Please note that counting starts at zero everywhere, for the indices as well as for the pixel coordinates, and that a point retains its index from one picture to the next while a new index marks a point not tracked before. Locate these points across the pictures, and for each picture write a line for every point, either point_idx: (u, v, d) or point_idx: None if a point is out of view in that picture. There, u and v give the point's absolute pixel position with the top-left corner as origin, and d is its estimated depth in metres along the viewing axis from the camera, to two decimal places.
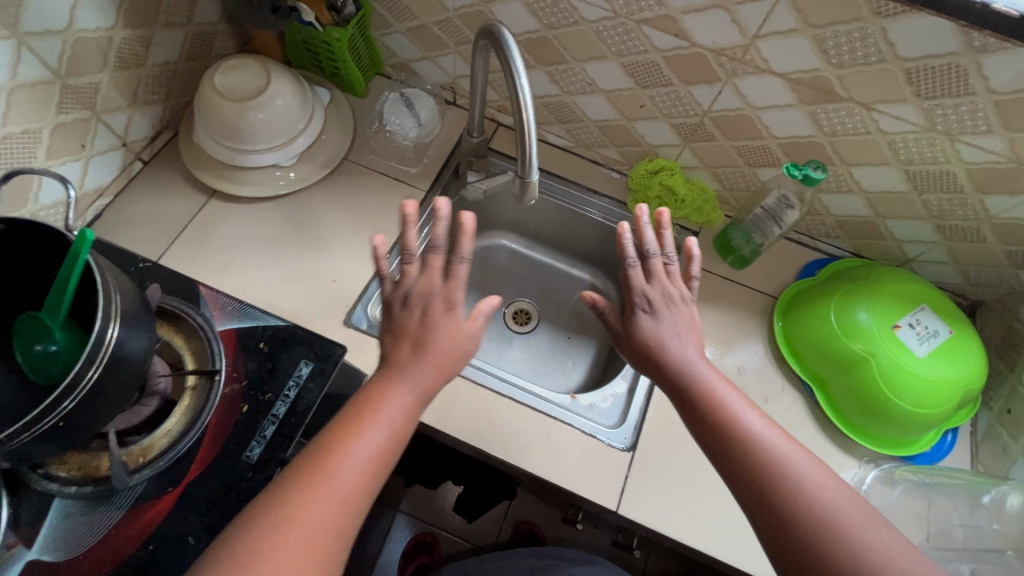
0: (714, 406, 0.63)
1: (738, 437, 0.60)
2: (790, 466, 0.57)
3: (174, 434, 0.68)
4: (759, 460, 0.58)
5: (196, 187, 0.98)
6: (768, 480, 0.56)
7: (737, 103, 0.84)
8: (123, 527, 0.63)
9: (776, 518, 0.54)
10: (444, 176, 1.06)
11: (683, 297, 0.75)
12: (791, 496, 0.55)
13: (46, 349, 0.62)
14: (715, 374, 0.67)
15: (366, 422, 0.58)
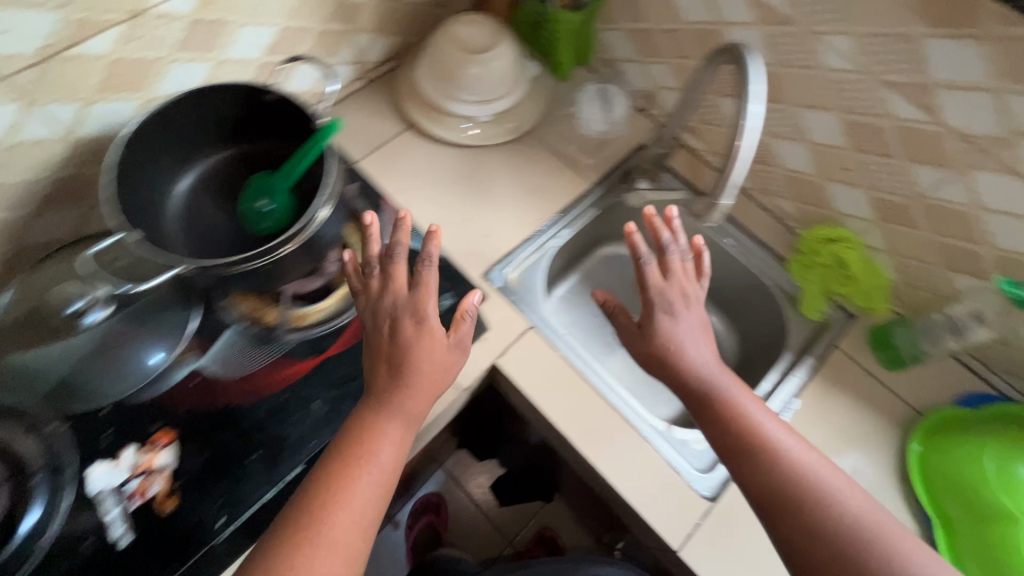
0: (744, 428, 0.67)
1: (767, 455, 0.64)
2: (818, 480, 0.62)
3: (328, 312, 0.78)
4: (788, 475, 0.62)
5: (398, 115, 1.08)
6: (801, 495, 0.61)
7: (962, 197, 0.77)
8: (269, 371, 0.73)
9: (811, 532, 0.59)
10: (611, 176, 1.07)
11: (697, 301, 0.78)
12: (825, 509, 0.60)
13: (265, 207, 0.73)
14: (741, 391, 0.71)
15: (354, 470, 0.60)
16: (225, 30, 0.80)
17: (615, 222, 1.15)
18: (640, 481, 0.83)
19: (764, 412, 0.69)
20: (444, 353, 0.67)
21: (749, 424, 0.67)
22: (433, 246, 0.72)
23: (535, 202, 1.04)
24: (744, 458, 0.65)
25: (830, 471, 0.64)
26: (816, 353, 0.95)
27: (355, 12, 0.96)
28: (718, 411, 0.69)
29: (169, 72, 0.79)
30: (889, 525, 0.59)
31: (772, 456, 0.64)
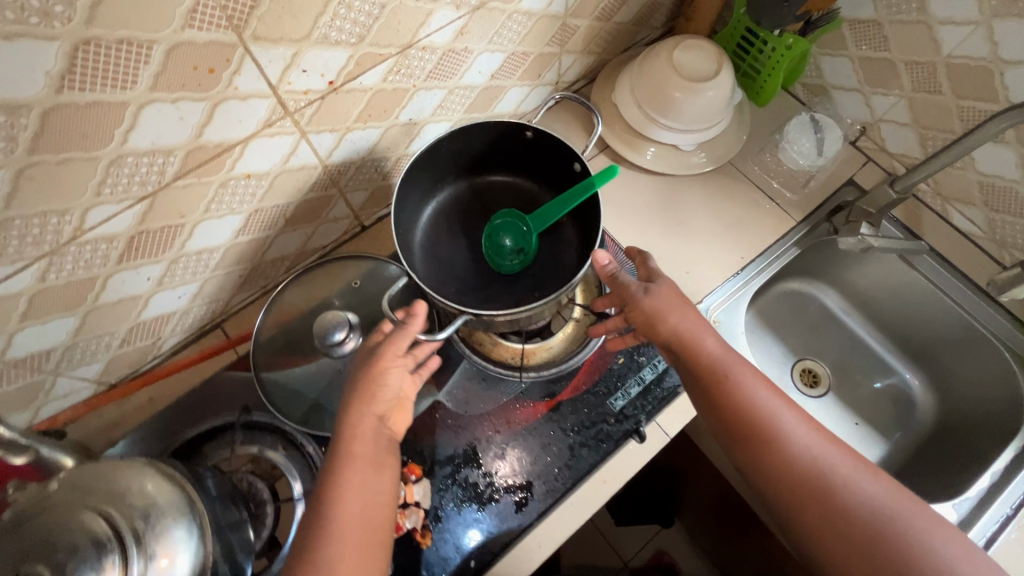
0: (763, 424, 0.66)
1: (783, 447, 0.64)
2: (834, 471, 0.63)
3: (558, 354, 0.80)
4: (808, 470, 0.63)
5: (590, 138, 1.05)
6: (818, 490, 0.62)
7: None
8: (508, 410, 0.76)
9: (834, 528, 0.60)
10: (821, 211, 1.00)
11: (672, 284, 0.74)
12: (844, 503, 0.61)
13: (507, 242, 0.80)
14: (749, 374, 0.69)
15: (362, 446, 0.63)
16: (468, 58, 0.79)
17: (809, 258, 1.07)
18: None
19: (777, 397, 0.68)
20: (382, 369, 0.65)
21: (764, 415, 0.66)
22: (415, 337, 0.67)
23: (736, 238, 0.98)
24: (757, 451, 0.66)
25: (850, 461, 0.64)
26: None
27: (571, 34, 0.93)
28: (734, 403, 0.67)
29: (413, 100, 0.79)
30: (916, 517, 0.59)
31: (782, 432, 0.65)
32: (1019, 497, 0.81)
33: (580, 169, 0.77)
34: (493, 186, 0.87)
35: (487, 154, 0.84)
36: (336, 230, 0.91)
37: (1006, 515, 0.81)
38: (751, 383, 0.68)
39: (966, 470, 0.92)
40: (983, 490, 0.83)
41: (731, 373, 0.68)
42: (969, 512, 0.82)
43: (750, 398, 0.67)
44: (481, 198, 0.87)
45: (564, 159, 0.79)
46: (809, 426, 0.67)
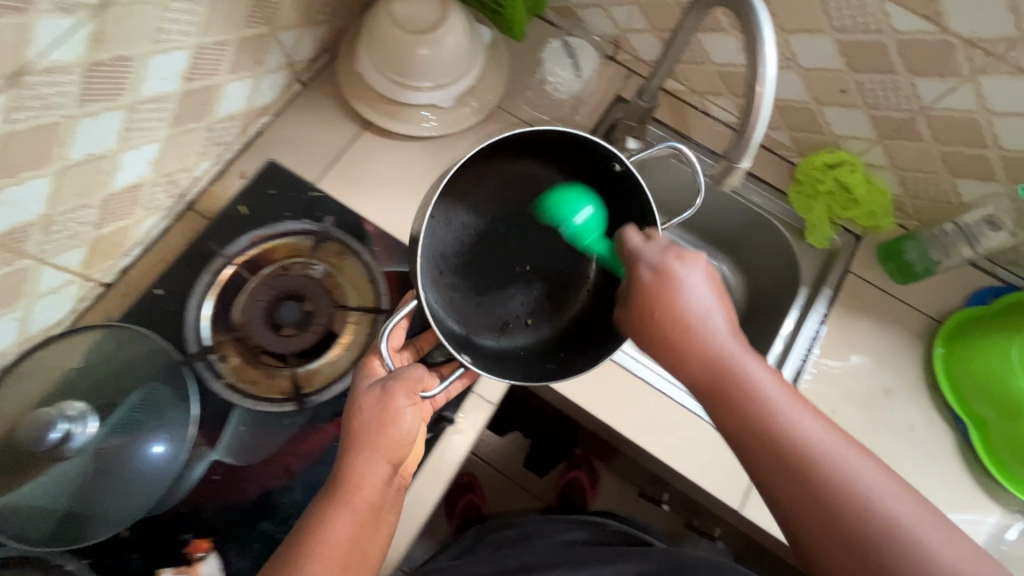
0: (750, 407, 0.57)
1: (775, 428, 0.56)
2: (838, 463, 0.54)
3: (340, 365, 0.72)
4: (800, 462, 0.54)
5: (349, 117, 0.97)
6: (798, 471, 0.54)
7: (970, 104, 0.73)
8: (294, 446, 0.67)
9: (813, 505, 0.54)
10: (596, 136, 0.99)
11: (671, 278, 0.61)
12: (828, 487, 0.53)
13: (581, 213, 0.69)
14: (744, 356, 0.59)
15: (356, 492, 0.60)
16: (132, 68, 0.66)
17: None
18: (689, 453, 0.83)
19: (769, 376, 0.59)
20: (374, 403, 0.62)
21: (761, 398, 0.57)
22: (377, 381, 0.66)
23: None
24: (737, 425, 0.57)
25: (849, 450, 0.55)
26: (832, 283, 0.94)
27: (274, 9, 0.82)
28: (720, 378, 0.58)
29: (79, 133, 0.65)
30: (909, 510, 0.53)
31: (771, 418, 0.56)
32: (804, 352, 0.90)
33: (620, 171, 0.68)
34: (513, 178, 0.75)
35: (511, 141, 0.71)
36: (66, 299, 0.78)
37: (798, 369, 0.89)
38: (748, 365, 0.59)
39: (764, 337, 1.01)
40: (778, 355, 0.93)
41: (726, 354, 0.59)
42: None
43: (744, 376, 0.58)
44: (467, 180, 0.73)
45: (602, 159, 0.68)
46: (807, 407, 0.58)
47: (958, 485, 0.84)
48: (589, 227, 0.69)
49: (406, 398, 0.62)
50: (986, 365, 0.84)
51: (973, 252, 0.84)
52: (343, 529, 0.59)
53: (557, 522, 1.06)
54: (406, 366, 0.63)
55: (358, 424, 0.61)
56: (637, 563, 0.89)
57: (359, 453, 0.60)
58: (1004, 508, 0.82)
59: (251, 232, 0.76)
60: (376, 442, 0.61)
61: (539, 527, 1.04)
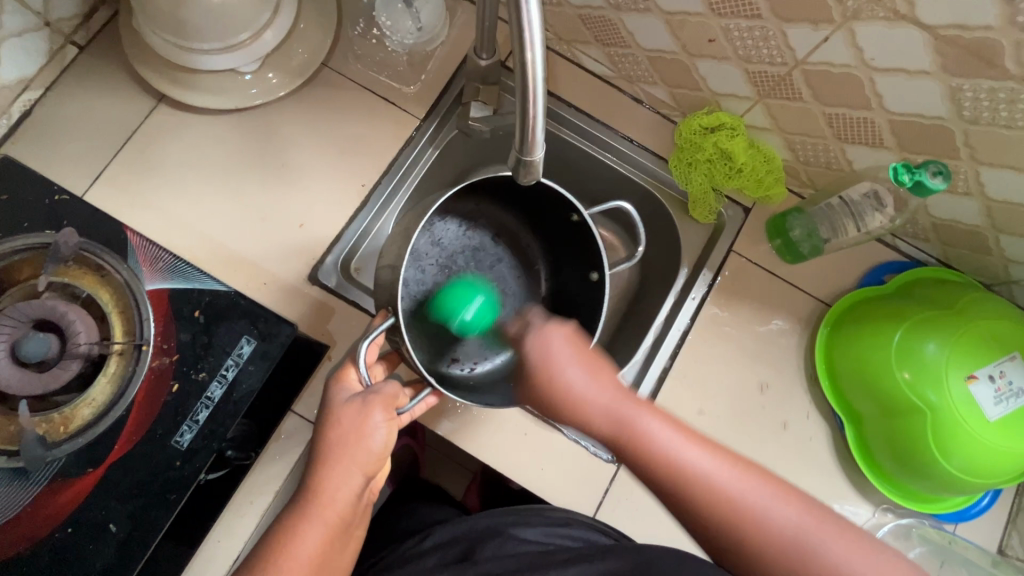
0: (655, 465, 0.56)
1: (697, 497, 0.54)
2: (741, 500, 0.53)
3: (98, 405, 0.61)
4: (709, 509, 0.53)
5: (140, 86, 0.79)
6: (734, 533, 0.53)
7: (847, 57, 0.59)
8: (40, 505, 0.58)
9: (753, 569, 0.53)
10: (444, 101, 0.84)
11: (560, 353, 0.64)
12: (767, 548, 0.52)
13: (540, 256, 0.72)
14: (640, 414, 0.58)
15: (317, 507, 0.57)
16: None
17: (463, 156, 0.88)
18: (539, 465, 0.77)
19: (666, 428, 0.57)
20: (350, 419, 0.59)
21: (669, 461, 0.55)
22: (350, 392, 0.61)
23: (351, 164, 0.81)
24: (671, 499, 0.55)
25: (758, 484, 0.54)
26: (712, 265, 0.83)
27: None
28: (630, 457, 0.57)
29: None
30: (825, 539, 0.52)
31: (677, 475, 0.54)
32: (675, 344, 0.81)
33: (577, 221, 0.72)
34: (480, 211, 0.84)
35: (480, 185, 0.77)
36: None
37: (666, 366, 0.81)
38: (648, 424, 0.58)
39: (640, 324, 0.90)
40: (648, 347, 0.84)
41: (625, 421, 0.58)
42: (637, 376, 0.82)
43: (648, 443, 0.56)
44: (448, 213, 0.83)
45: (560, 209, 0.73)
46: (725, 455, 0.56)
47: (831, 484, 0.77)
48: (476, 320, 0.82)
49: (383, 415, 0.60)
50: (866, 357, 0.74)
51: (857, 232, 0.74)
52: (313, 540, 0.56)
53: (517, 510, 0.77)
54: (377, 387, 0.61)
55: (336, 438, 0.58)
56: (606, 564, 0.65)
57: (333, 467, 0.58)
58: (875, 507, 0.76)
59: None
60: (346, 454, 0.58)
61: (497, 518, 0.77)
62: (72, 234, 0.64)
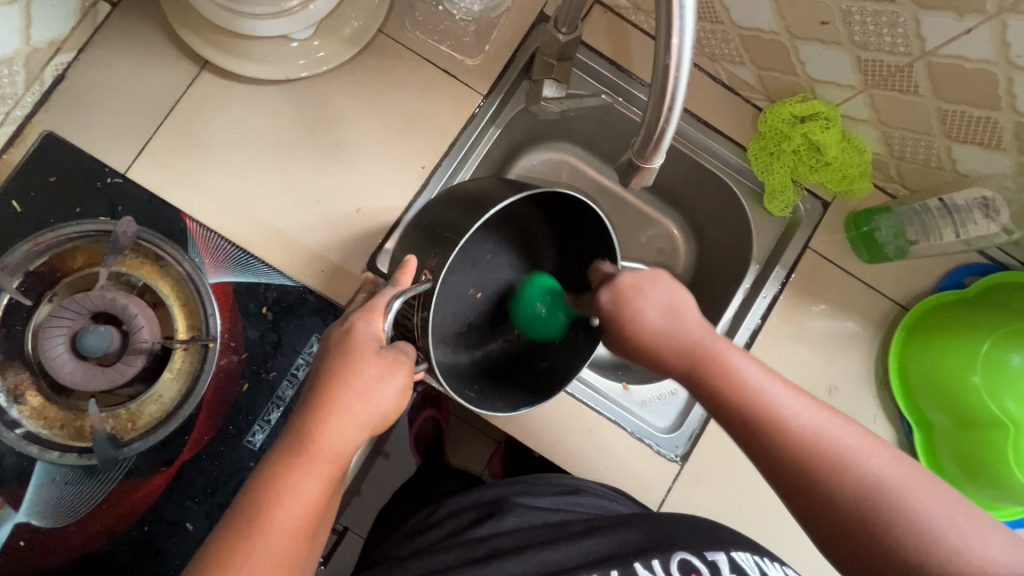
0: (745, 402, 0.53)
1: (775, 438, 0.51)
2: (825, 438, 0.51)
3: (166, 401, 0.60)
4: (800, 445, 0.50)
5: (181, 49, 0.71)
6: (770, 436, 0.51)
7: (987, 52, 0.54)
8: (115, 502, 0.58)
9: (826, 501, 0.49)
10: (512, 72, 0.77)
11: (662, 287, 0.60)
12: (860, 488, 0.48)
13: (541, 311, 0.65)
14: (738, 358, 0.55)
15: (309, 457, 0.48)
16: None
17: (522, 131, 0.84)
18: (601, 464, 0.75)
19: (771, 376, 0.54)
20: (364, 368, 0.50)
21: (762, 401, 0.53)
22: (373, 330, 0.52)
23: (410, 144, 0.74)
24: (751, 438, 0.53)
25: (847, 428, 0.51)
26: (787, 262, 0.80)
27: None
28: (719, 393, 0.54)
29: None
30: (937, 517, 0.46)
31: (772, 416, 0.52)
32: (744, 344, 0.79)
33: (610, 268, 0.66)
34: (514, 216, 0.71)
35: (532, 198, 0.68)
36: None
37: None
38: (736, 364, 0.55)
39: (702, 319, 0.87)
40: None
41: (713, 355, 0.55)
42: None
43: (737, 377, 0.54)
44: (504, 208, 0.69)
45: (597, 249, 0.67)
46: (809, 398, 0.53)
47: None
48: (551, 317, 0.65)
49: (399, 371, 0.51)
50: (944, 364, 0.73)
51: (954, 239, 0.68)
52: (302, 495, 0.47)
53: (524, 479, 0.73)
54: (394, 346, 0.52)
55: (343, 387, 0.49)
56: (621, 532, 0.63)
57: (335, 416, 0.49)
58: None
59: (30, 238, 0.61)
60: (350, 405, 0.49)
61: (502, 487, 0.73)
62: (130, 223, 0.62)
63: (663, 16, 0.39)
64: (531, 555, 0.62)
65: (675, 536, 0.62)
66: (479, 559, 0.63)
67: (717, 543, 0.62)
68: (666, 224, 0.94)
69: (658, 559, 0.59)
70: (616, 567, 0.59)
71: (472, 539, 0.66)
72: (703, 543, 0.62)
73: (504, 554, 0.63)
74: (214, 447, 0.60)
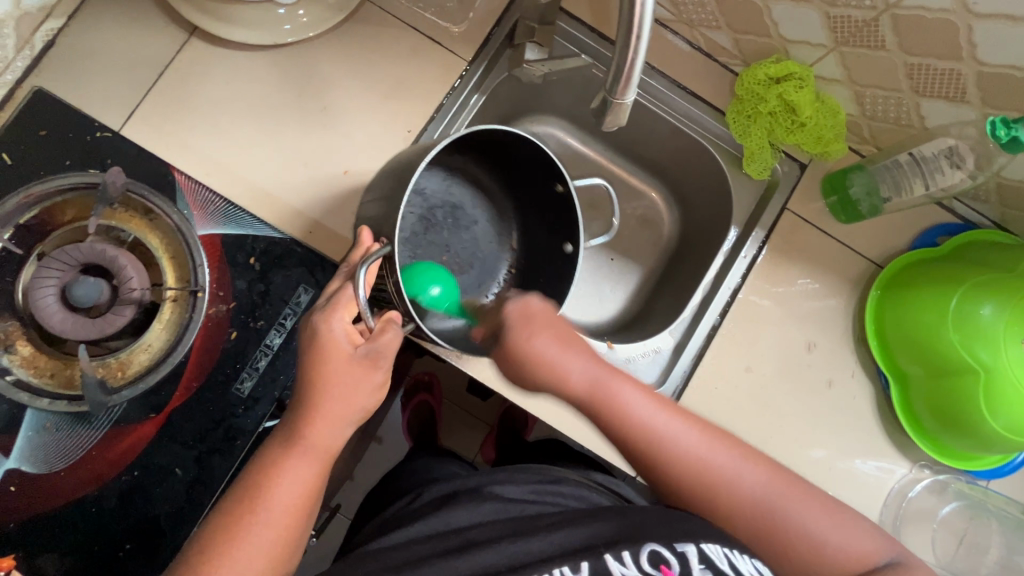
0: (638, 446, 0.59)
1: (665, 467, 0.59)
2: (710, 463, 0.59)
3: (156, 351, 0.62)
4: (691, 485, 0.58)
5: (169, 15, 0.72)
6: (668, 472, 0.59)
7: (947, 1, 0.56)
8: (106, 448, 0.59)
9: (728, 523, 0.58)
10: (495, 39, 0.79)
11: (546, 322, 0.64)
12: (735, 502, 0.58)
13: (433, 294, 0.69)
14: (624, 391, 0.61)
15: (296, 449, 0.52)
16: None
17: (507, 100, 0.85)
18: (584, 419, 0.76)
19: (651, 405, 0.61)
20: (347, 367, 0.53)
21: (646, 431, 0.59)
22: (339, 318, 0.53)
23: (396, 108, 0.75)
24: (644, 469, 0.60)
25: (721, 448, 0.59)
26: (765, 224, 0.82)
27: None
28: (611, 422, 0.60)
29: None
30: (806, 512, 0.57)
31: (663, 448, 0.59)
32: (724, 303, 0.81)
33: (562, 191, 0.70)
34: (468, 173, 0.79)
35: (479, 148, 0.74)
36: None
37: (713, 325, 0.80)
38: (626, 394, 0.61)
39: (684, 283, 0.89)
40: (695, 306, 0.83)
41: (604, 386, 0.61)
42: (684, 333, 0.82)
43: (625, 410, 0.60)
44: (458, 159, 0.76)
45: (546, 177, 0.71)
46: (693, 424, 0.60)
47: (871, 442, 0.79)
48: (445, 296, 0.70)
49: (382, 372, 0.55)
50: (917, 317, 0.74)
51: (924, 190, 0.71)
52: (293, 486, 0.51)
53: (507, 471, 0.71)
54: (383, 320, 0.55)
55: (332, 385, 0.53)
56: (593, 526, 0.56)
57: (324, 414, 0.52)
58: (913, 463, 0.78)
59: (20, 191, 0.63)
60: (340, 405, 0.53)
61: (482, 476, 0.70)
62: (119, 174, 0.64)
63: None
64: (504, 547, 0.55)
65: (647, 529, 0.55)
66: (450, 549, 0.57)
67: (685, 533, 0.55)
68: (649, 194, 0.96)
69: (629, 550, 0.53)
70: (585, 560, 0.52)
71: (446, 531, 0.61)
72: (674, 534, 0.55)
73: (476, 545, 0.56)
74: (204, 394, 0.62)
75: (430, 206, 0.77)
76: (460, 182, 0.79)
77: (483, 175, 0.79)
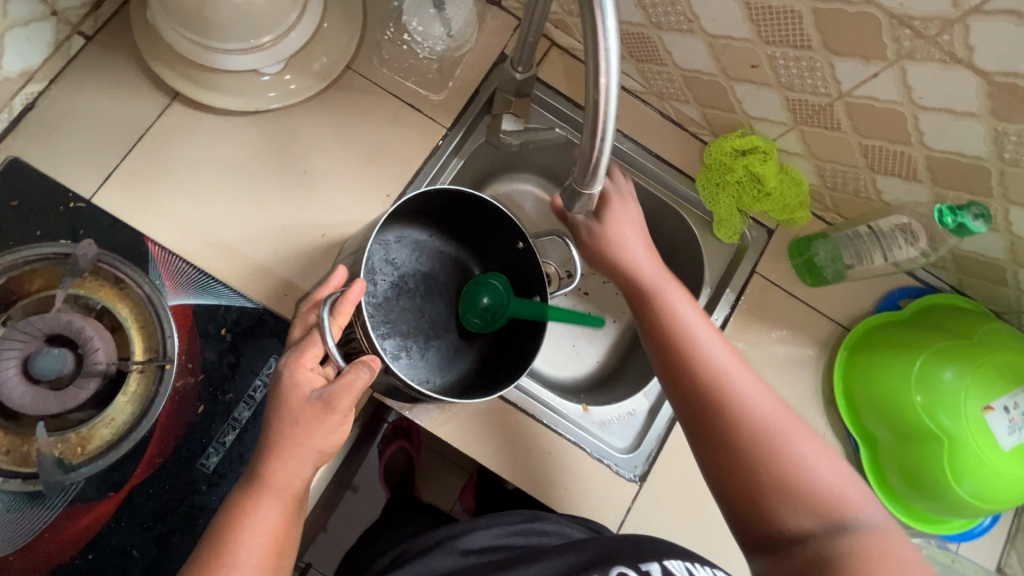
0: (717, 387, 0.60)
1: (735, 410, 0.59)
2: (776, 435, 0.58)
3: (118, 425, 0.61)
4: (747, 436, 0.58)
5: (153, 81, 0.72)
6: (729, 413, 0.59)
7: (894, 93, 0.60)
8: (58, 530, 0.57)
9: (770, 482, 0.56)
10: (472, 108, 0.81)
11: (668, 291, 0.66)
12: (802, 492, 0.55)
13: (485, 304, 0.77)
14: (715, 347, 0.62)
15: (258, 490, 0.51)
16: None
17: (484, 163, 0.87)
18: (560, 484, 0.76)
19: (741, 369, 0.61)
20: (307, 416, 0.51)
21: (720, 371, 0.60)
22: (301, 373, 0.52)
23: (374, 174, 0.77)
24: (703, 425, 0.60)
25: (794, 432, 0.59)
26: (735, 287, 0.83)
27: None
28: (693, 363, 0.61)
29: None
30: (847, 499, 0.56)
31: (733, 396, 0.59)
32: None
33: (524, 247, 0.74)
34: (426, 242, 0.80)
35: (431, 209, 0.76)
36: None
37: None
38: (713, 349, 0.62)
39: None
40: None
41: (691, 333, 0.63)
42: (659, 395, 0.83)
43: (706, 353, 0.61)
44: (413, 223, 0.78)
45: (507, 236, 0.75)
46: (769, 394, 0.61)
47: None
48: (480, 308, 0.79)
49: (339, 413, 0.52)
50: (886, 378, 0.76)
51: (883, 261, 0.75)
52: (261, 532, 0.50)
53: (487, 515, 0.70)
54: (355, 362, 0.52)
55: (290, 436, 0.51)
56: (568, 552, 0.59)
57: (284, 461, 0.51)
58: None
59: None
60: (299, 449, 0.51)
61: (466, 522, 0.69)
62: (91, 247, 0.65)
63: (589, 32, 0.43)
64: None
65: (618, 551, 0.58)
66: None
67: (655, 555, 0.59)
68: None
69: None
70: None
71: None
72: (641, 555, 0.58)
73: None
74: (170, 470, 0.61)
75: (400, 275, 0.78)
76: (427, 255, 0.80)
77: (446, 240, 0.81)
